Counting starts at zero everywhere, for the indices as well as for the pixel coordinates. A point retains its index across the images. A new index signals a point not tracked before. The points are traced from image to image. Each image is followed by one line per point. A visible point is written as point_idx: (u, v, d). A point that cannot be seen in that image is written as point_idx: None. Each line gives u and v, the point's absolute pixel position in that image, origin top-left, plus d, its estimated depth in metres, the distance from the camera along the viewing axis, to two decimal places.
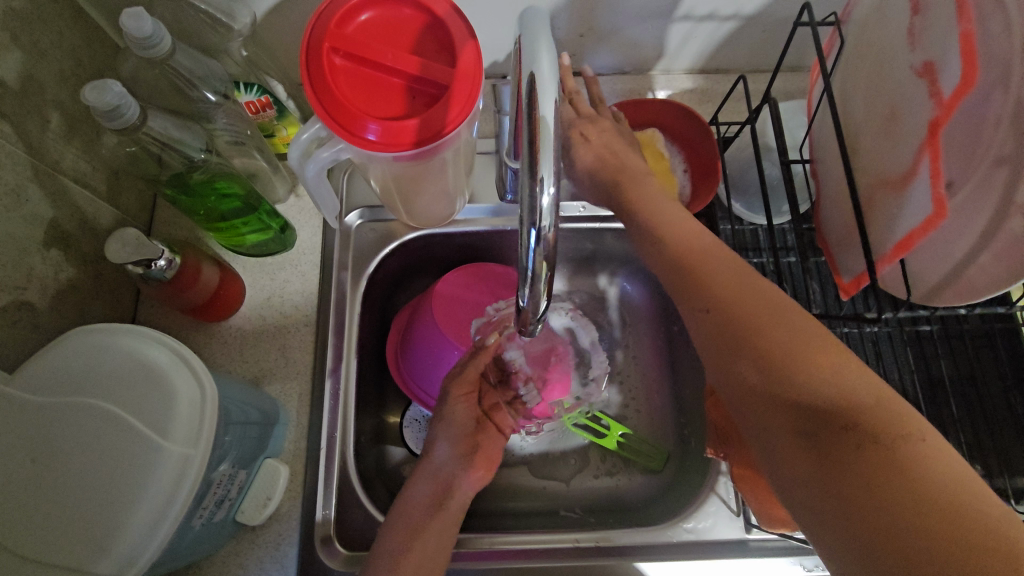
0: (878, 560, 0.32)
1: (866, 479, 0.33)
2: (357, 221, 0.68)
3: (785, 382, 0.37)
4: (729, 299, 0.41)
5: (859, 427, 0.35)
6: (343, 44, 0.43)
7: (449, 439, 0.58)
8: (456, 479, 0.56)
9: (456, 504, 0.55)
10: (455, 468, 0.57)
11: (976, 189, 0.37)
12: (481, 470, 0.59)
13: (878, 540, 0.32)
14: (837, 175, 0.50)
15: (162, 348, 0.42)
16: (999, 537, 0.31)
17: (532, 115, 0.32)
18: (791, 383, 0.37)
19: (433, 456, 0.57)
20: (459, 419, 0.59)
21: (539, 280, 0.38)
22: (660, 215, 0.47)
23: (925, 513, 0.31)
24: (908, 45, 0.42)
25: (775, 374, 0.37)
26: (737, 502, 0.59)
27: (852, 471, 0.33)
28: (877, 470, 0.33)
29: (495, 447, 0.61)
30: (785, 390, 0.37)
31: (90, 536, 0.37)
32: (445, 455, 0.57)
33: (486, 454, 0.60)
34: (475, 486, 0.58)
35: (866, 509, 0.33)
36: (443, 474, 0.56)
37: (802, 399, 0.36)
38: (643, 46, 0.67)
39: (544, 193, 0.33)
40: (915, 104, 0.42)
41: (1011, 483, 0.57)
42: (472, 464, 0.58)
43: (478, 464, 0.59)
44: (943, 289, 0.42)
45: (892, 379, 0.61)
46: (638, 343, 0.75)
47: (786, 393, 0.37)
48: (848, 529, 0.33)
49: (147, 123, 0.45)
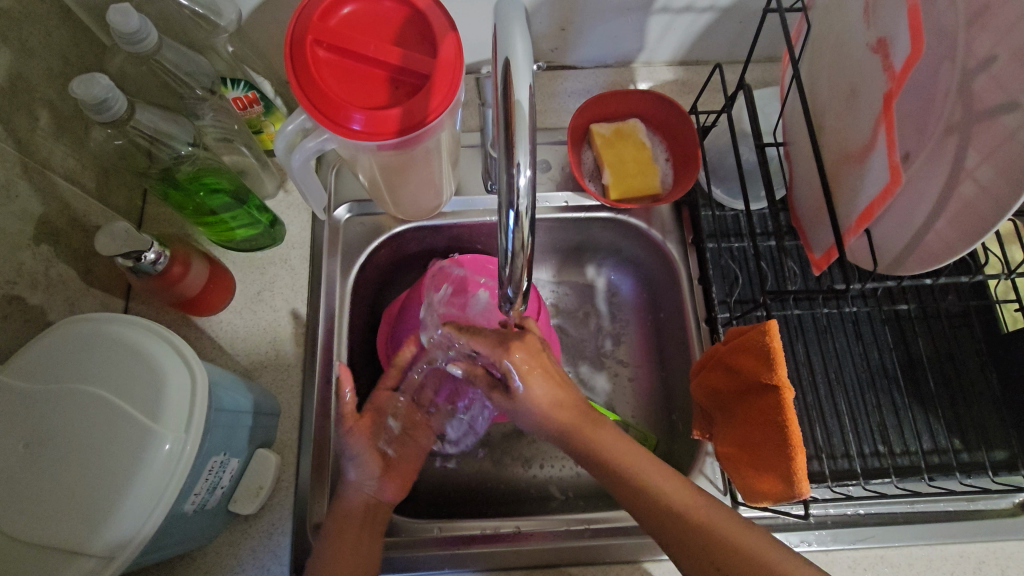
0: (644, 511, 0.49)
1: (620, 475, 0.50)
2: (347, 214, 0.69)
3: (578, 440, 0.53)
4: (578, 431, 0.53)
5: (604, 456, 0.51)
6: (326, 36, 0.44)
7: (358, 467, 0.57)
8: (376, 498, 0.57)
9: (381, 514, 0.56)
10: (371, 485, 0.57)
11: (931, 156, 0.41)
12: (394, 490, 0.59)
13: (641, 504, 0.49)
14: (808, 158, 0.52)
15: (149, 334, 0.43)
16: (673, 498, 0.48)
17: (507, 100, 0.33)
18: (619, 464, 0.51)
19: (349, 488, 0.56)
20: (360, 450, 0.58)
21: (517, 257, 0.39)
22: (529, 367, 0.54)
23: (640, 483, 0.49)
24: (866, 23, 0.44)
25: (569, 426, 0.53)
26: (724, 481, 0.59)
27: (643, 501, 0.49)
28: (620, 473, 0.50)
29: (408, 467, 0.62)
30: (579, 444, 0.53)
31: (86, 514, 0.38)
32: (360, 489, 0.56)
33: (401, 472, 0.61)
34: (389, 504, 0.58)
35: (630, 487, 0.50)
36: (364, 496, 0.56)
37: (586, 444, 0.52)
38: (623, 40, 0.68)
39: (519, 175, 0.35)
40: (871, 81, 0.44)
41: (990, 457, 0.58)
42: (387, 479, 0.59)
43: (389, 484, 0.59)
44: (907, 256, 0.44)
45: (872, 357, 0.63)
46: (627, 332, 0.76)
47: (580, 445, 0.53)
48: (636, 500, 0.49)
49: (135, 116, 0.47)
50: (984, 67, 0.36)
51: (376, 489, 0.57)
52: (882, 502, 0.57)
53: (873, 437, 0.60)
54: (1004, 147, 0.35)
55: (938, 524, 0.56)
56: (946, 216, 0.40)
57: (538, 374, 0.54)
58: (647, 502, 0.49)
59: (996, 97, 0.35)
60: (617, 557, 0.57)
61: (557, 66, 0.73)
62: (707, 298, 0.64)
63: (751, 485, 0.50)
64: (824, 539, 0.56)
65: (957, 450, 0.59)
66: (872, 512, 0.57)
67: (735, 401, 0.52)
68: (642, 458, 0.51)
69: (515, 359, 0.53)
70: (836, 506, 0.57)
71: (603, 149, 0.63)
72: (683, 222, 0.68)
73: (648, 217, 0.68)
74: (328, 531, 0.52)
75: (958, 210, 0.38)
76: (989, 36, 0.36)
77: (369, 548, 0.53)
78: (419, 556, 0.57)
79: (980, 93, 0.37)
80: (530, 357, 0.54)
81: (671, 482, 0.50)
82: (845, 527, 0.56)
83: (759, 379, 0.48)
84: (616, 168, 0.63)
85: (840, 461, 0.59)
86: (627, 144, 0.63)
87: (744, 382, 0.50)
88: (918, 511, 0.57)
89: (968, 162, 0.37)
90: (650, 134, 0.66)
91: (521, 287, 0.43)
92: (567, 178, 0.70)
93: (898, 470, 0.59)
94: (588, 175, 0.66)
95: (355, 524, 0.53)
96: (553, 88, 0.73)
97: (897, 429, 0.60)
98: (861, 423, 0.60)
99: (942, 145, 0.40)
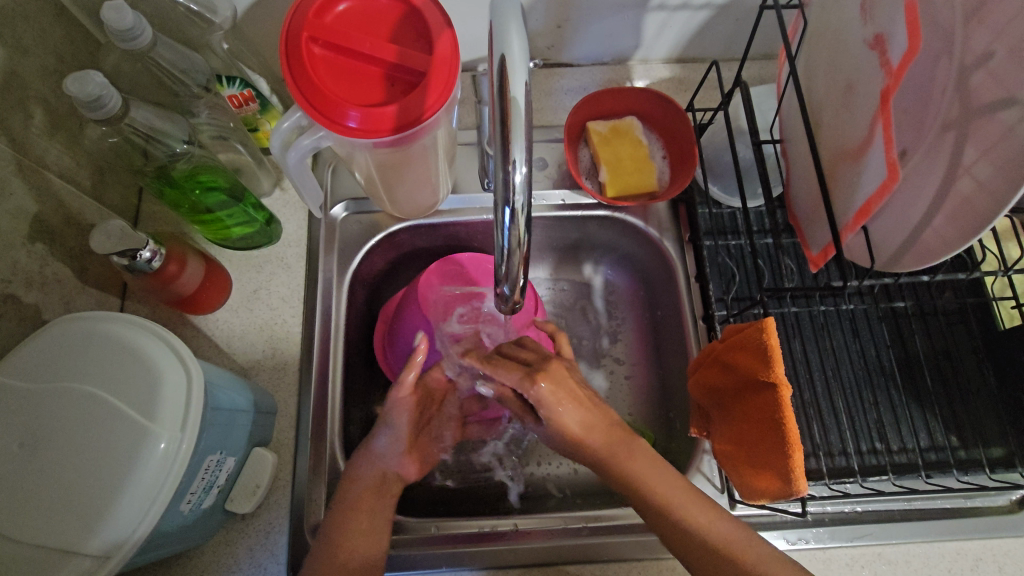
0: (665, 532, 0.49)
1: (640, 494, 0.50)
2: (343, 213, 0.68)
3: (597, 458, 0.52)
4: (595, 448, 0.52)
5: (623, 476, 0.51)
6: (322, 33, 0.44)
7: (390, 434, 0.56)
8: (394, 473, 0.55)
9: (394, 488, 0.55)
10: (392, 461, 0.55)
11: (929, 152, 0.41)
12: (413, 469, 0.57)
13: (663, 526, 0.49)
14: (805, 155, 0.52)
15: (144, 333, 0.43)
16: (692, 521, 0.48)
17: (503, 96, 0.33)
18: (639, 482, 0.50)
19: (373, 453, 0.55)
20: (399, 421, 0.57)
21: (513, 255, 0.39)
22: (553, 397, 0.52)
23: (660, 504, 0.49)
24: (862, 20, 0.44)
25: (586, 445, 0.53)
26: (721, 479, 0.59)
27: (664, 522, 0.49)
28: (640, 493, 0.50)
29: (427, 451, 0.61)
30: (599, 462, 0.52)
31: (82, 512, 0.38)
32: (383, 456, 0.55)
33: (421, 452, 0.60)
34: (408, 483, 0.57)
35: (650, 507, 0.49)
36: (382, 466, 0.54)
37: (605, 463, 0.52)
38: (620, 37, 0.68)
39: (516, 173, 0.34)
40: (868, 78, 0.44)
41: (987, 453, 0.58)
42: (408, 460, 0.57)
43: (410, 463, 0.58)
44: (903, 253, 0.44)
45: (869, 355, 0.63)
46: (623, 330, 0.76)
47: (599, 462, 0.52)
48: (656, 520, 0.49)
49: (129, 114, 0.47)
50: (981, 63, 0.36)
51: (395, 464, 0.55)
52: (880, 500, 0.57)
53: (870, 435, 0.60)
54: (1001, 143, 0.35)
55: (936, 521, 0.56)
56: (943, 212, 0.40)
57: (568, 404, 0.52)
58: (668, 523, 0.49)
59: (994, 94, 0.35)
60: (614, 555, 0.57)
61: (553, 64, 0.73)
62: (704, 296, 0.64)
63: (749, 482, 0.50)
64: (821, 537, 0.56)
65: (954, 448, 0.59)
66: (870, 509, 0.57)
67: (732, 398, 0.52)
68: (660, 475, 0.51)
69: (543, 392, 0.51)
70: (834, 504, 0.57)
71: (600, 147, 0.63)
72: (679, 220, 0.68)
73: (645, 214, 0.68)
74: (335, 509, 0.51)
75: (955, 207, 0.38)
76: (986, 33, 0.36)
77: (380, 526, 0.51)
78: (416, 555, 0.56)
79: (978, 89, 0.37)
80: (558, 390, 0.52)
81: (690, 502, 0.49)
82: (843, 525, 0.56)
83: (757, 376, 0.47)
84: (614, 166, 0.62)
85: (837, 458, 0.59)
86: (624, 142, 0.63)
87: (742, 379, 0.50)
88: (916, 509, 0.57)
89: (966, 159, 0.38)
90: (648, 133, 0.66)
91: (517, 284, 0.43)
92: (564, 176, 0.70)
93: (896, 467, 0.59)
94: (585, 173, 0.66)
95: (370, 493, 0.52)
96: (550, 86, 0.73)
97: (894, 427, 0.60)
98: (859, 421, 0.60)
99: (940, 141, 0.40)
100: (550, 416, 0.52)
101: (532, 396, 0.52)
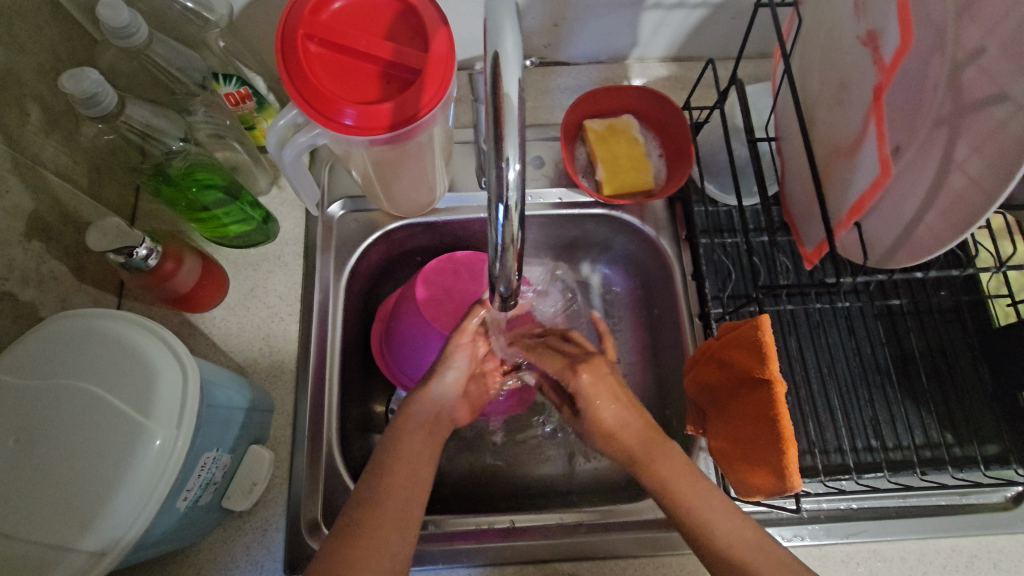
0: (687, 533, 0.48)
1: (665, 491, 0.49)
2: (340, 211, 0.68)
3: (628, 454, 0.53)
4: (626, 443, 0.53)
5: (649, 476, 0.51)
6: (317, 31, 0.44)
7: (446, 379, 0.56)
8: (448, 414, 0.56)
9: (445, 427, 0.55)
10: (447, 403, 0.56)
11: (921, 149, 0.41)
12: (463, 412, 0.58)
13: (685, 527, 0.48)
14: (800, 152, 0.52)
15: (140, 330, 0.43)
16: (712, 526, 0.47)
17: (496, 92, 0.33)
18: (665, 481, 0.50)
19: (431, 393, 0.55)
20: (458, 364, 0.56)
21: (508, 251, 0.39)
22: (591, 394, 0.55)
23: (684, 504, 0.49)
24: (854, 16, 0.45)
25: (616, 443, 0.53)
26: (717, 477, 0.59)
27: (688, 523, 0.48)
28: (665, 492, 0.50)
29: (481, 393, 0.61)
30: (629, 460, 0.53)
31: (77, 509, 0.38)
32: (441, 396, 0.55)
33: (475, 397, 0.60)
34: (456, 424, 0.58)
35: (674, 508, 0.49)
36: (437, 407, 0.55)
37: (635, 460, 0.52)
38: (616, 36, 0.68)
39: (510, 169, 0.35)
40: (861, 74, 0.44)
41: (982, 450, 0.59)
42: (461, 403, 0.58)
43: (462, 406, 0.58)
44: (896, 250, 0.44)
45: (864, 352, 0.63)
46: (620, 328, 0.76)
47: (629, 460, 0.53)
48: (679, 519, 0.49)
49: (125, 111, 0.47)
50: (973, 59, 0.36)
51: (449, 406, 0.56)
52: (875, 496, 0.57)
53: (866, 432, 0.60)
54: (993, 138, 0.35)
55: (931, 517, 0.56)
56: (936, 208, 0.40)
57: (607, 398, 0.55)
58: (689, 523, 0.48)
59: (985, 89, 0.36)
60: (610, 552, 0.57)
61: (550, 62, 0.73)
62: (700, 293, 0.65)
63: (744, 479, 0.50)
64: (817, 533, 0.56)
65: (949, 445, 0.59)
66: (865, 506, 0.57)
67: (727, 395, 0.52)
68: (688, 477, 0.50)
69: (584, 384, 0.55)
70: (829, 501, 0.57)
71: (596, 145, 0.63)
72: (676, 218, 0.68)
73: (641, 212, 0.69)
74: (390, 435, 0.52)
75: (948, 202, 0.39)
76: (977, 29, 0.36)
77: (422, 485, 0.49)
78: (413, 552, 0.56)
79: (969, 85, 0.37)
80: (598, 383, 0.55)
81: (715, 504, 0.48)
82: (839, 522, 0.56)
83: (752, 373, 0.47)
84: (610, 164, 0.62)
85: (832, 455, 0.59)
86: (621, 140, 0.63)
87: (738, 376, 0.50)
88: (911, 505, 0.57)
89: (958, 155, 0.38)
90: (648, 130, 0.66)
91: (512, 281, 0.43)
92: (561, 174, 0.70)
93: (891, 464, 0.59)
94: (582, 172, 0.66)
95: (420, 433, 0.52)
96: (546, 85, 0.73)
97: (890, 424, 0.60)
98: (854, 418, 0.61)
99: (933, 137, 0.40)
100: (588, 411, 0.54)
101: (574, 386, 0.56)
